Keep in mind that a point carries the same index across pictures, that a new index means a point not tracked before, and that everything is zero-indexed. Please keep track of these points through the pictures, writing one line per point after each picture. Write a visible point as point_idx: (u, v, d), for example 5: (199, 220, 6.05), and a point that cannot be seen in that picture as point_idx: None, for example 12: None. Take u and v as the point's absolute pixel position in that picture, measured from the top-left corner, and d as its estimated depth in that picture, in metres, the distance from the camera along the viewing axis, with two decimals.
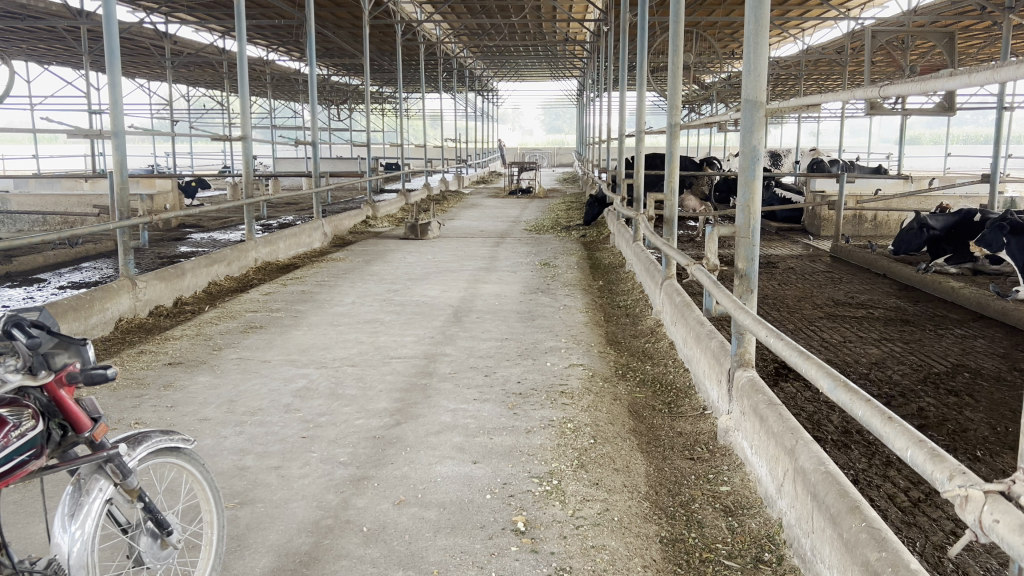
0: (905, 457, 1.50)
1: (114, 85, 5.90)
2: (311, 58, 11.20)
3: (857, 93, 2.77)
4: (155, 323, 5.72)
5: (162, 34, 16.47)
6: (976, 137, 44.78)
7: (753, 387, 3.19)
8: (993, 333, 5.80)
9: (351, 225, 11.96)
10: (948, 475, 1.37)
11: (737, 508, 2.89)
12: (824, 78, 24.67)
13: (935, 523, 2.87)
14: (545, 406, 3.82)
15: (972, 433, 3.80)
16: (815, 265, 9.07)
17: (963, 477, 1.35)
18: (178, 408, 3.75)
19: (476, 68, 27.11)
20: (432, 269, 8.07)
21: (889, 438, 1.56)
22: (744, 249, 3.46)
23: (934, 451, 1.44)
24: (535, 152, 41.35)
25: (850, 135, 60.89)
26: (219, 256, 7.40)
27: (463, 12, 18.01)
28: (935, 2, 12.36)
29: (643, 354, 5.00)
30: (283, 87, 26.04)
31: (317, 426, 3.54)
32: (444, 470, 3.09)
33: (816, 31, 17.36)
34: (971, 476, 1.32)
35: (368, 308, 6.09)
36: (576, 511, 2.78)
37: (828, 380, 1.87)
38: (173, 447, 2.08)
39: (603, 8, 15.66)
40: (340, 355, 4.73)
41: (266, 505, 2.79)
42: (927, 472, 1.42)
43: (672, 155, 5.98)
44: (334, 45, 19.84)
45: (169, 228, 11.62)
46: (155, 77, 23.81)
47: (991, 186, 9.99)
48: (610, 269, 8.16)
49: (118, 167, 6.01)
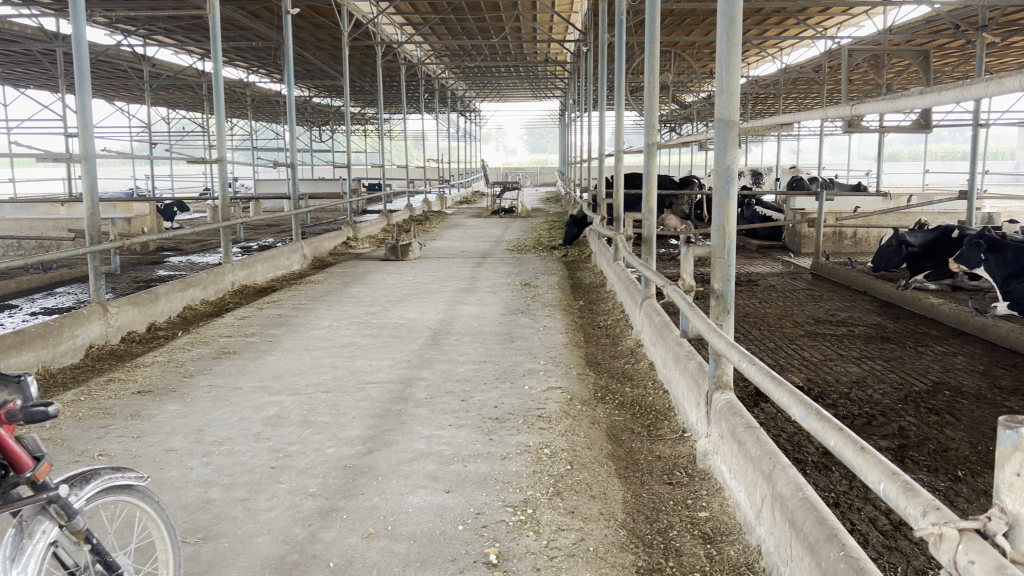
0: (879, 490, 1.44)
1: (84, 107, 5.82)
2: (291, 80, 11.13)
3: (829, 114, 2.75)
4: (128, 349, 5.62)
5: (140, 56, 16.43)
6: (954, 153, 45.57)
7: (731, 410, 3.13)
8: (973, 350, 5.78)
9: (332, 246, 11.88)
10: (924, 512, 1.31)
11: (715, 535, 2.83)
12: (803, 97, 24.90)
13: (916, 547, 2.82)
14: (522, 432, 3.74)
15: (953, 452, 3.76)
16: (796, 282, 9.07)
17: (937, 513, 1.29)
18: (144, 438, 3.66)
19: (458, 88, 27.17)
20: (411, 291, 8.00)
21: (861, 469, 1.49)
22: (719, 269, 3.42)
23: (908, 485, 1.39)
24: (518, 171, 41.42)
25: (830, 152, 61.45)
26: (194, 280, 7.29)
27: (444, 33, 18.05)
28: (910, 21, 12.48)
29: (623, 375, 4.94)
30: (265, 109, 25.95)
31: (286, 455, 3.46)
32: (415, 500, 3.00)
33: (793, 50, 17.51)
34: (945, 512, 1.27)
35: (346, 332, 6.00)
36: (549, 541, 2.71)
37: (801, 408, 1.81)
38: (125, 485, 1.99)
39: (583, 29, 15.73)
40: (313, 381, 4.64)
41: (230, 540, 2.70)
42: (900, 507, 1.36)
43: (649, 174, 5.93)
44: (315, 67, 19.82)
45: (146, 252, 11.51)
46: (134, 100, 23.66)
47: (969, 202, 10.04)
48: (591, 288, 8.11)
49: (88, 192, 5.91)
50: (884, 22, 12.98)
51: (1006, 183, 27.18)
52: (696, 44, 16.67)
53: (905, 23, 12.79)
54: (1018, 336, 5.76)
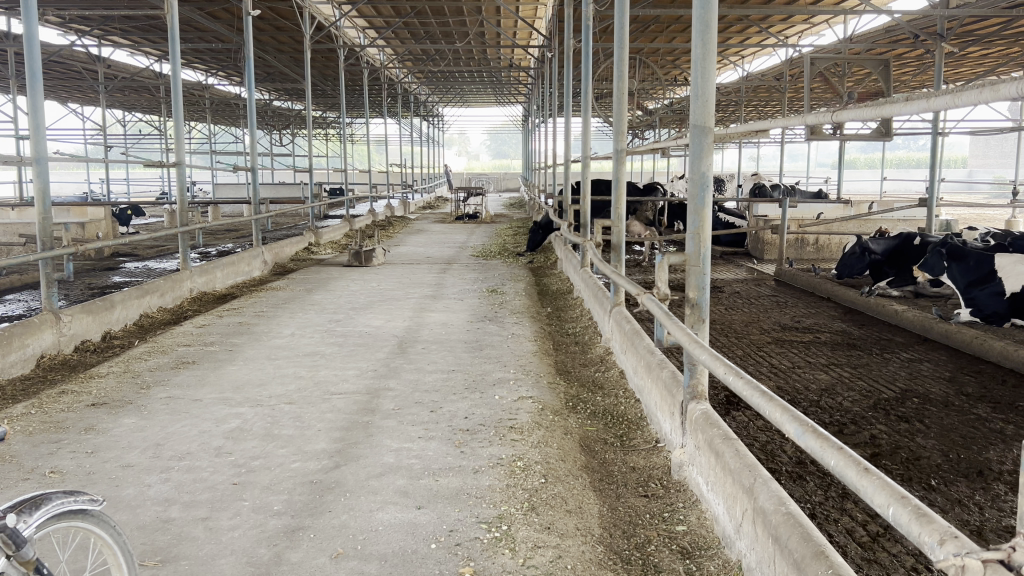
0: (888, 514, 1.39)
1: (36, 108, 5.61)
2: (251, 82, 10.88)
3: (802, 120, 2.70)
4: (82, 359, 5.42)
5: (95, 58, 16.07)
6: (910, 162, 46.57)
7: (707, 420, 3.07)
8: (939, 357, 5.82)
9: (294, 252, 11.66)
10: (940, 539, 1.25)
11: (694, 550, 2.76)
12: (764, 104, 25.22)
13: (895, 559, 2.79)
14: (494, 443, 3.66)
15: (925, 461, 3.74)
16: (760, 288, 9.11)
17: (956, 542, 1.23)
18: (99, 454, 3.50)
19: (420, 93, 27.03)
20: (376, 298, 7.88)
21: (865, 491, 1.44)
22: (694, 277, 3.37)
23: (919, 509, 1.33)
24: (481, 177, 41.36)
25: (789, 159, 62.40)
26: (151, 287, 7.09)
27: (407, 38, 17.93)
28: (870, 30, 12.67)
29: (594, 384, 4.87)
30: (224, 113, 25.54)
31: (249, 471, 3.33)
32: (385, 517, 2.90)
33: (754, 58, 17.68)
34: (967, 543, 1.21)
35: (309, 340, 5.86)
36: (526, 559, 2.62)
37: (796, 424, 1.75)
38: (78, 510, 1.86)
39: (547, 35, 15.73)
40: (277, 392, 4.51)
41: (191, 562, 2.57)
42: (914, 534, 1.30)
43: (619, 181, 5.88)
44: (275, 69, 19.55)
45: (101, 258, 11.22)
46: (89, 102, 23.13)
47: (929, 210, 10.17)
48: (558, 295, 8.06)
49: (40, 196, 5.69)
50: (844, 31, 13.15)
51: (960, 191, 27.81)
52: (660, 50, 16.76)
53: (865, 32, 12.96)
54: (981, 343, 5.82)
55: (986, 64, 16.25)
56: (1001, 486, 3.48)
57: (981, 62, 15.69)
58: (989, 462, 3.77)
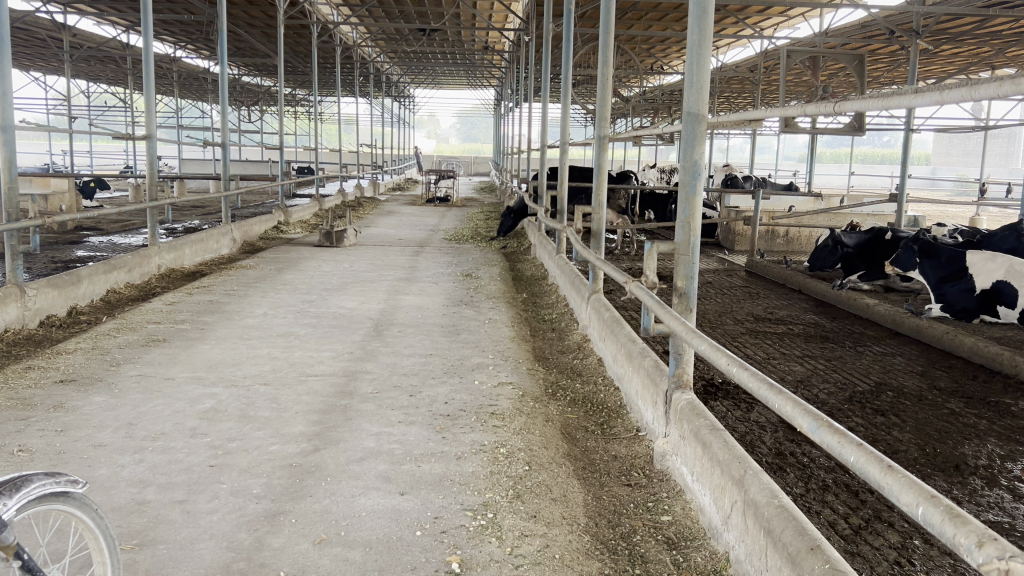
0: (916, 514, 1.39)
1: (4, 74, 5.43)
2: (222, 55, 10.58)
3: (799, 111, 2.65)
4: (47, 335, 5.26)
5: (60, 26, 15.64)
6: (874, 157, 47.44)
7: (693, 410, 3.06)
8: (910, 352, 5.87)
9: (263, 231, 11.48)
10: (979, 542, 1.25)
11: (679, 540, 2.75)
12: (738, 96, 25.42)
13: (878, 552, 2.79)
14: (475, 430, 3.62)
15: (903, 454, 3.77)
16: (732, 279, 9.15)
17: (995, 544, 1.23)
18: (69, 432, 3.40)
19: (392, 73, 26.76)
20: (349, 279, 7.78)
21: (891, 491, 1.46)
22: (683, 266, 3.33)
23: (952, 511, 1.33)
24: (452, 160, 41.16)
25: (759, 152, 62.99)
26: (118, 262, 6.92)
27: (381, 15, 17.73)
28: (847, 24, 12.74)
29: (572, 371, 4.84)
30: (193, 87, 25.08)
31: (227, 453, 3.25)
32: (368, 503, 2.84)
33: (730, 48, 17.76)
34: (1008, 547, 1.21)
35: (282, 321, 5.76)
36: (514, 548, 2.59)
37: (810, 419, 1.78)
38: (59, 492, 1.77)
39: (525, 19, 15.65)
40: (252, 372, 4.42)
41: (169, 546, 2.49)
42: (948, 536, 1.30)
43: (600, 168, 5.82)
44: (247, 44, 19.25)
45: (64, 231, 10.96)
46: (52, 71, 22.53)
47: (898, 207, 10.28)
48: (532, 281, 8.02)
49: (6, 165, 5.51)
50: (821, 25, 13.20)
51: (922, 187, 28.31)
52: (638, 38, 16.74)
53: (841, 26, 13.03)
54: (952, 338, 5.88)
55: (956, 63, 16.50)
56: (977, 481, 3.52)
57: (951, 60, 15.92)
58: (964, 457, 3.80)
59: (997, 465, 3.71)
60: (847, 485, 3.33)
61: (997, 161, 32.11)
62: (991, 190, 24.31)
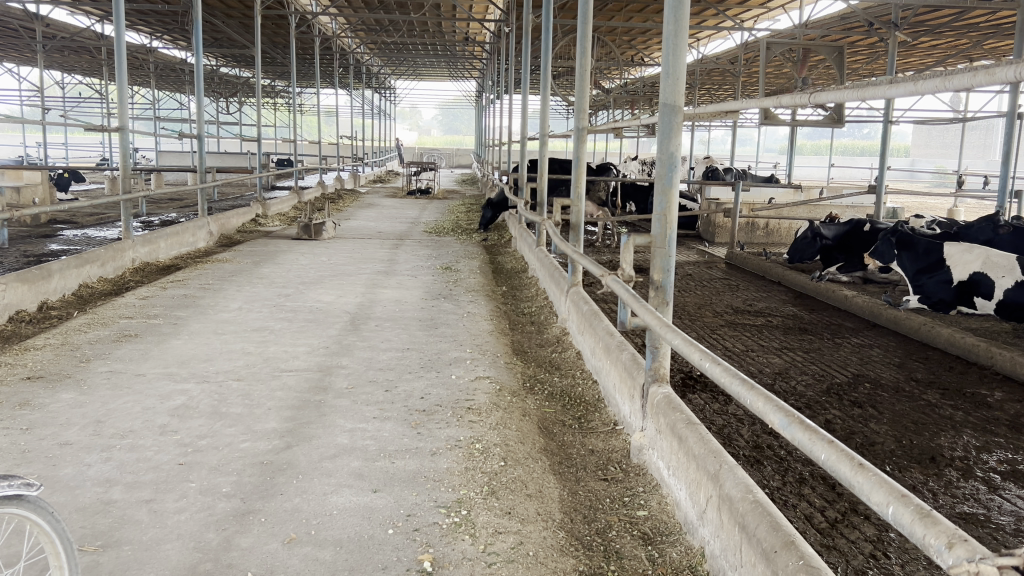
0: (886, 513, 1.37)
1: None
2: (198, 45, 10.40)
3: (772, 102, 2.61)
4: (16, 330, 5.16)
5: (33, 15, 15.40)
6: (854, 149, 47.99)
7: (669, 404, 3.02)
8: (887, 343, 5.89)
9: (240, 224, 11.34)
10: (949, 544, 1.23)
11: (656, 536, 2.72)
12: (718, 88, 25.58)
13: (854, 545, 2.78)
14: (451, 425, 3.58)
15: (879, 447, 3.76)
16: (712, 271, 9.13)
17: (965, 545, 1.21)
18: (34, 431, 3.33)
19: (373, 65, 26.64)
20: (326, 272, 7.71)
21: (862, 489, 1.43)
22: (659, 259, 3.29)
23: (923, 510, 1.31)
24: (435, 152, 41.17)
25: (739, 144, 63.70)
26: (91, 256, 6.82)
27: (360, 7, 17.62)
28: (827, 16, 12.78)
29: (550, 364, 4.81)
30: (170, 78, 24.79)
31: (196, 450, 3.19)
32: (341, 501, 2.80)
33: (710, 41, 17.80)
34: (978, 547, 1.18)
35: (257, 315, 5.69)
36: (487, 545, 2.55)
37: (781, 415, 1.76)
38: (11, 496, 1.69)
39: (506, 10, 15.59)
40: (224, 368, 4.35)
41: (135, 547, 2.44)
42: (919, 537, 1.28)
43: (579, 161, 5.76)
44: (225, 35, 19.05)
45: (38, 225, 10.79)
46: (26, 62, 22.19)
47: (878, 199, 10.26)
48: (512, 274, 7.97)
49: None
50: (800, 17, 13.23)
51: (902, 179, 28.61)
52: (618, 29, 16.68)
53: (820, 18, 13.06)
54: (929, 329, 5.89)
55: (934, 55, 16.64)
56: (952, 472, 3.52)
57: (930, 52, 16.04)
58: (941, 448, 3.80)
59: (973, 456, 3.72)
60: (824, 478, 3.32)
61: (975, 153, 32.58)
62: (967, 182, 24.58)
